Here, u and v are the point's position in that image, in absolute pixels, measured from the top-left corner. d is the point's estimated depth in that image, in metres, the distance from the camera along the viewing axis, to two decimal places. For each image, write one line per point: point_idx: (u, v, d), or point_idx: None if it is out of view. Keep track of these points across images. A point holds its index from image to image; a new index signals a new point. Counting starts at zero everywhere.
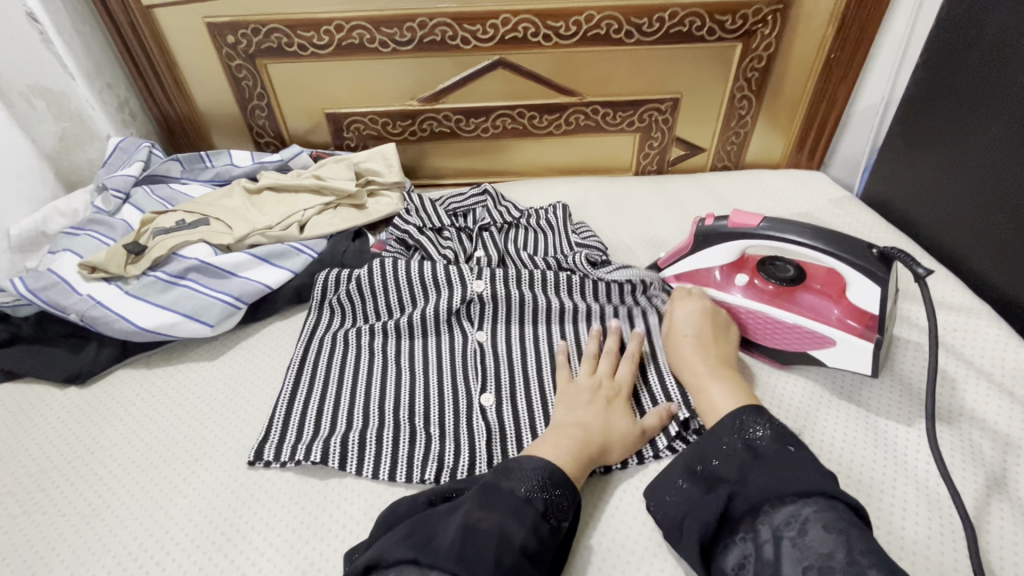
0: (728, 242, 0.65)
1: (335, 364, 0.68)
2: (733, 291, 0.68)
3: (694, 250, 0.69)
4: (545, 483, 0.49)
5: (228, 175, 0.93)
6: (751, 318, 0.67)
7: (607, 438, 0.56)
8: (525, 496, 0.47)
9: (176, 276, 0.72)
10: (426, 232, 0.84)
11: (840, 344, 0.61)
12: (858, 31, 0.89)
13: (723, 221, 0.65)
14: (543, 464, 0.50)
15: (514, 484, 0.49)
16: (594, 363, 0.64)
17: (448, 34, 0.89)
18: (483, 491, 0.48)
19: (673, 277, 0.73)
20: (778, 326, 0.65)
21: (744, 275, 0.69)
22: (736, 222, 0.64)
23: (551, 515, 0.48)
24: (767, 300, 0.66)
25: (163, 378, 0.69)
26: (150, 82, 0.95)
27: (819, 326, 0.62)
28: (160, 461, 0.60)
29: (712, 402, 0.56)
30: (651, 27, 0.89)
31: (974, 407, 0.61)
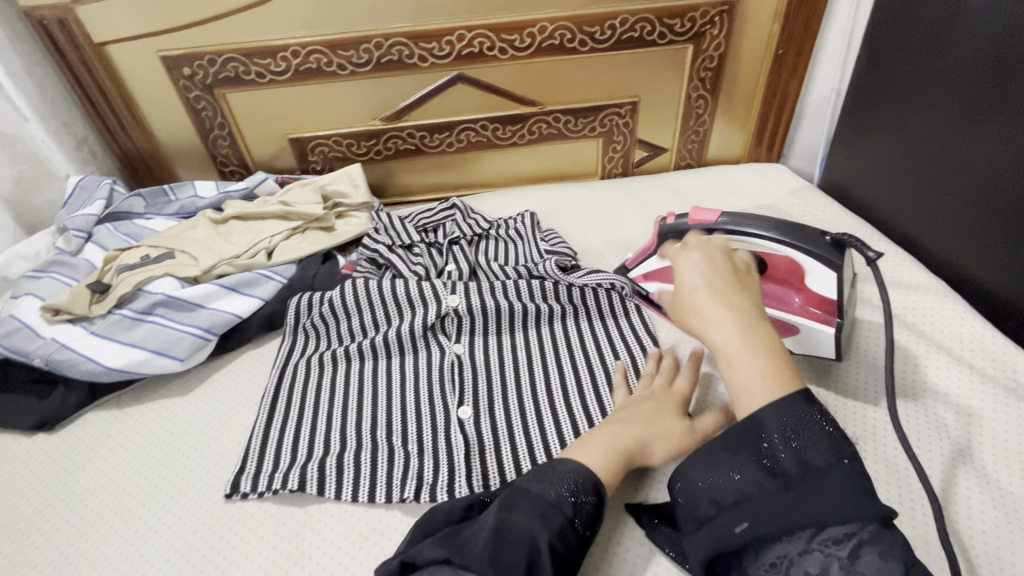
0: (688, 240, 0.67)
1: (311, 388, 0.67)
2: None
3: (658, 249, 0.70)
4: (580, 490, 0.49)
5: (193, 207, 0.92)
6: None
7: (646, 436, 0.56)
8: (555, 500, 0.48)
9: (142, 312, 0.71)
10: (396, 250, 0.85)
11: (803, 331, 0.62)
12: (802, 27, 0.92)
13: (683, 219, 0.67)
14: (577, 468, 0.50)
15: (545, 488, 0.49)
16: (652, 377, 0.63)
17: (405, 53, 0.90)
18: (515, 495, 0.49)
19: (641, 276, 0.74)
20: None
21: None
22: (696, 219, 0.65)
23: (579, 521, 0.48)
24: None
25: (135, 417, 0.68)
26: (107, 118, 0.94)
27: (786, 314, 0.63)
28: (134, 502, 0.59)
29: (744, 384, 0.48)
30: (603, 35, 0.91)
31: (937, 380, 0.62)
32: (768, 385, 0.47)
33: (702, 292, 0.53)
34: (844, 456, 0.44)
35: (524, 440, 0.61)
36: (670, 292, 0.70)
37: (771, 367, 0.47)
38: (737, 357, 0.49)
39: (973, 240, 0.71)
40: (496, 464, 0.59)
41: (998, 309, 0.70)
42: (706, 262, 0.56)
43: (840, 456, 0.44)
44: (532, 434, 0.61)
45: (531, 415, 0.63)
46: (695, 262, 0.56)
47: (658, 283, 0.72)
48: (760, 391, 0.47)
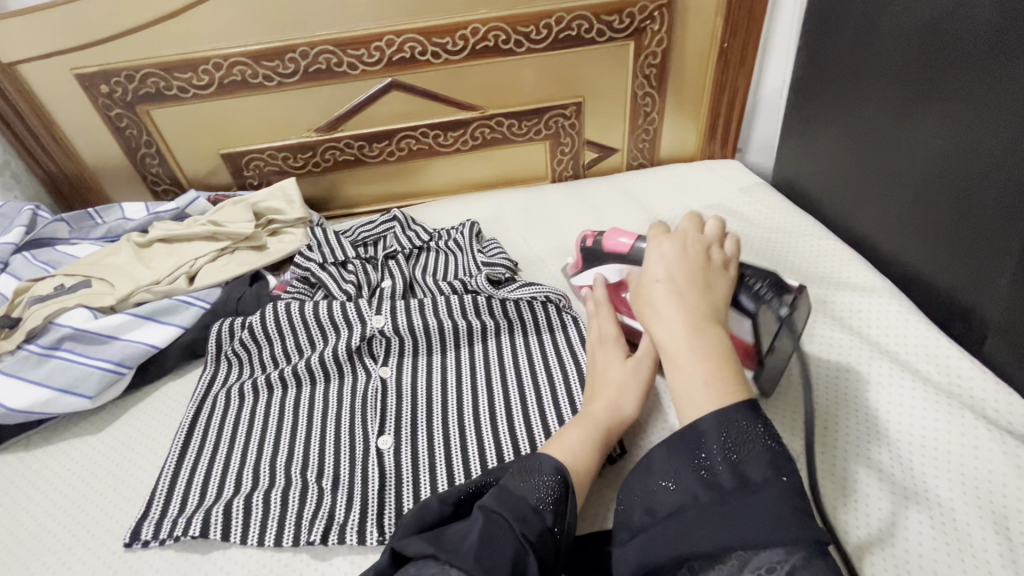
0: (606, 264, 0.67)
1: (227, 421, 0.64)
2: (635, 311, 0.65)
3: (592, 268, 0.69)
4: (558, 492, 0.46)
5: (120, 229, 0.88)
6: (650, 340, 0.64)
7: (615, 399, 0.55)
8: (536, 504, 0.45)
9: (50, 347, 0.67)
10: (328, 267, 0.81)
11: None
12: (746, 19, 0.89)
13: (601, 243, 0.67)
14: (557, 468, 0.48)
15: (527, 489, 0.46)
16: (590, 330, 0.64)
17: (333, 62, 0.86)
18: (497, 493, 0.45)
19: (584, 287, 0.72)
20: None
21: None
22: (609, 245, 0.65)
23: (557, 530, 0.45)
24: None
25: (41, 459, 0.64)
26: (26, 141, 0.90)
27: None
28: (28, 553, 0.55)
29: (686, 388, 0.45)
30: (540, 34, 0.87)
31: (889, 395, 0.59)
32: (711, 393, 0.44)
33: (661, 284, 0.50)
34: (782, 473, 0.40)
35: (443, 468, 0.57)
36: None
37: (717, 376, 0.44)
38: (685, 356, 0.46)
39: (917, 237, 0.68)
40: (412, 497, 0.55)
41: (945, 308, 0.67)
42: (676, 257, 0.53)
43: (778, 473, 0.40)
44: (453, 461, 0.58)
45: (454, 441, 0.59)
46: (665, 255, 0.53)
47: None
48: (703, 397, 0.44)
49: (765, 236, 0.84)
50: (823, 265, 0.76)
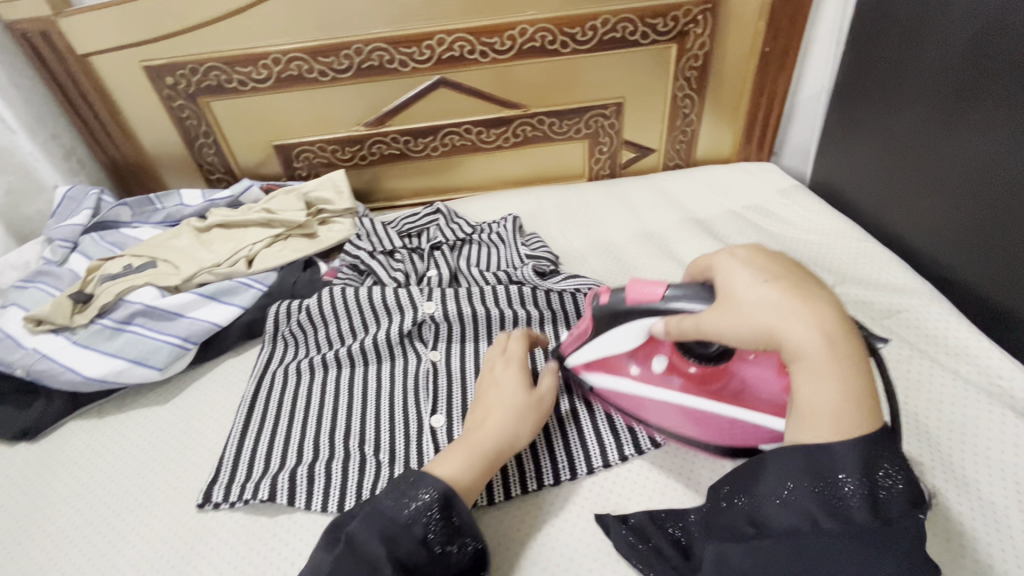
0: (632, 321, 0.54)
1: (287, 396, 0.68)
2: (651, 378, 0.58)
3: (598, 331, 0.58)
4: (433, 505, 0.48)
5: (178, 214, 0.93)
6: (680, 412, 0.57)
7: (516, 425, 0.55)
8: (405, 520, 0.46)
9: (122, 322, 0.72)
10: (377, 256, 0.85)
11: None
12: (788, 24, 0.91)
13: (622, 296, 0.54)
14: (432, 484, 0.49)
15: (397, 505, 0.48)
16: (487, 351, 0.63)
17: (385, 59, 0.90)
18: (366, 513, 0.47)
19: (581, 365, 0.61)
20: (719, 419, 0.55)
21: (662, 357, 0.58)
22: (635, 296, 0.53)
23: (432, 542, 0.46)
24: (693, 389, 0.57)
25: (115, 425, 0.68)
26: (94, 130, 0.95)
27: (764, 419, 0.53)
28: (108, 510, 0.59)
29: (819, 407, 0.41)
30: (585, 36, 0.90)
31: (960, 413, 0.58)
32: (859, 410, 0.40)
33: (768, 286, 0.43)
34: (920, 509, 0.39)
35: None
36: (617, 386, 0.60)
37: (860, 390, 0.41)
38: (825, 371, 0.40)
39: (958, 242, 0.70)
40: None
41: (984, 310, 0.68)
42: (759, 254, 0.47)
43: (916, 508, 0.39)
44: None
45: None
46: (748, 253, 0.47)
47: (601, 375, 0.60)
48: (854, 417, 0.40)
49: (800, 238, 0.85)
50: (857, 265, 0.78)
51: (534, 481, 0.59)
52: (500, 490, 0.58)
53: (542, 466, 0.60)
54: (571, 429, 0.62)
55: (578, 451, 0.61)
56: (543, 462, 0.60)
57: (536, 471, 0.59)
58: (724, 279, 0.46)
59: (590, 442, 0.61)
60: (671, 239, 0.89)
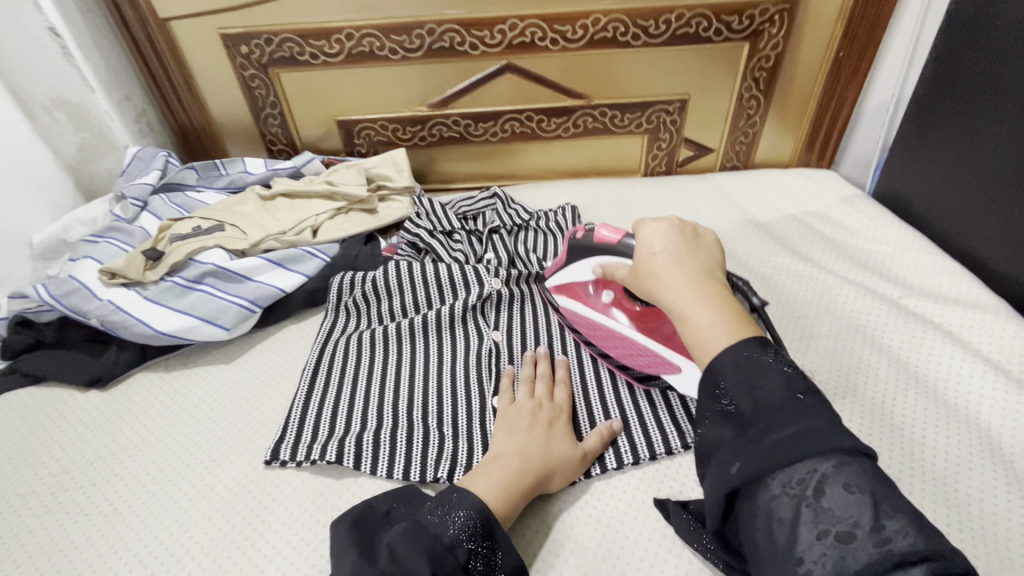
0: (591, 256, 0.64)
1: (349, 364, 0.69)
2: (601, 307, 0.66)
3: (568, 261, 0.67)
4: (475, 530, 0.47)
5: (242, 182, 0.95)
6: (614, 337, 0.65)
7: (550, 467, 0.54)
8: (450, 542, 0.46)
9: (193, 281, 0.74)
10: (436, 235, 0.86)
11: (685, 372, 0.59)
12: (866, 29, 0.89)
13: (590, 235, 0.64)
14: (477, 507, 0.48)
15: (442, 525, 0.47)
16: (531, 386, 0.63)
17: (456, 41, 0.90)
18: (410, 528, 0.47)
19: (554, 288, 0.71)
20: (630, 345, 0.64)
21: (610, 292, 0.65)
22: (597, 238, 0.62)
23: (471, 566, 0.46)
24: (629, 323, 0.64)
25: (182, 381, 0.70)
26: (166, 93, 0.97)
27: (664, 353, 0.61)
28: (178, 461, 0.61)
29: (697, 336, 0.48)
30: (658, 29, 0.89)
31: None
32: (721, 334, 0.46)
33: (659, 256, 0.53)
34: (798, 392, 0.41)
35: None
36: (575, 308, 0.69)
37: (724, 321, 0.47)
38: (691, 311, 0.48)
39: None
40: None
41: None
42: (667, 226, 0.56)
43: (793, 392, 0.41)
44: None
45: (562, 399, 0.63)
46: (657, 227, 0.56)
47: (564, 297, 0.70)
48: (712, 340, 0.46)
49: (864, 246, 0.84)
50: (925, 278, 0.77)
51: (596, 466, 0.58)
52: None
53: (605, 451, 0.59)
54: (632, 415, 0.62)
55: (640, 438, 0.60)
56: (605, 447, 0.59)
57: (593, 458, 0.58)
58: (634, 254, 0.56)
59: (652, 429, 0.60)
60: (730, 239, 0.89)
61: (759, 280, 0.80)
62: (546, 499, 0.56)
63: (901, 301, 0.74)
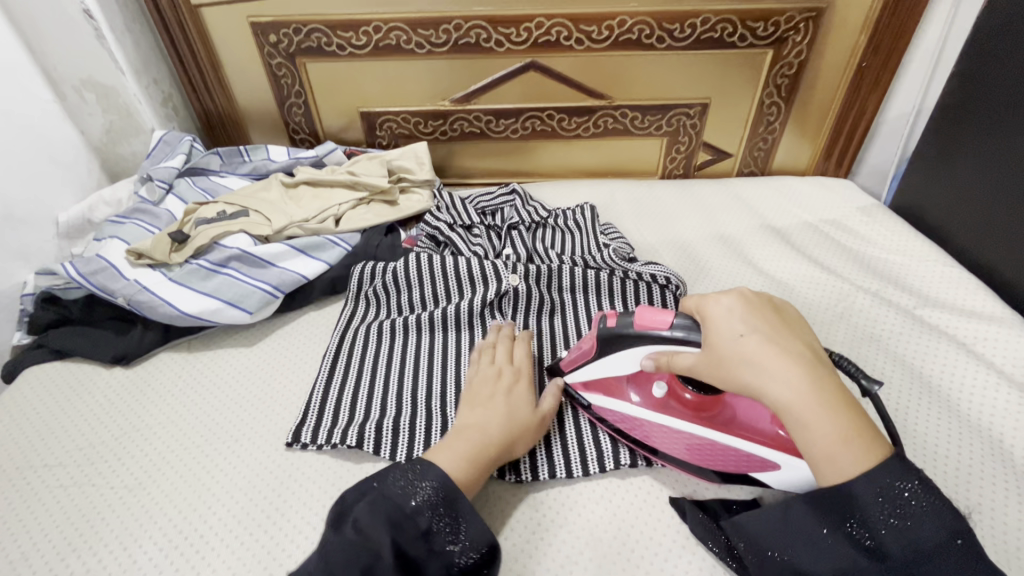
0: (638, 346, 0.56)
1: (369, 352, 0.70)
2: (650, 403, 0.59)
3: (597, 356, 0.59)
4: (437, 499, 0.49)
5: (265, 169, 0.96)
6: (675, 437, 0.57)
7: (513, 434, 0.56)
8: (411, 511, 0.47)
9: (218, 265, 0.75)
10: (456, 229, 0.87)
11: (783, 468, 0.52)
12: (890, 40, 0.89)
13: (628, 321, 0.56)
14: (439, 477, 0.50)
15: (405, 496, 0.48)
16: (491, 355, 0.65)
17: (482, 37, 0.91)
18: (373, 498, 0.48)
19: (580, 385, 0.63)
20: (708, 446, 0.56)
21: (661, 385, 0.58)
22: (643, 323, 0.54)
23: (434, 536, 0.47)
24: (688, 417, 0.57)
25: (205, 362, 0.71)
26: (193, 78, 0.98)
27: (755, 448, 0.54)
28: (201, 439, 0.62)
29: (825, 452, 0.44)
30: (683, 33, 0.90)
31: None
32: (853, 449, 0.43)
33: (753, 344, 0.48)
34: (956, 536, 0.41)
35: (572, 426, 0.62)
36: (613, 407, 0.60)
37: (850, 429, 0.44)
38: (810, 420, 0.44)
39: None
40: (546, 449, 0.60)
41: None
42: (740, 305, 0.51)
43: (951, 536, 0.41)
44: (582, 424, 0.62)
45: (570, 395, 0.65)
46: (728, 307, 0.51)
47: (601, 398, 0.61)
48: (845, 458, 0.43)
49: (880, 255, 0.85)
50: (939, 289, 0.77)
51: (611, 461, 0.59)
52: (578, 466, 0.59)
53: (619, 447, 0.60)
54: None
55: None
56: (620, 444, 0.60)
57: (607, 454, 0.60)
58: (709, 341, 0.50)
59: None
60: (747, 244, 0.89)
61: (774, 286, 0.81)
62: (562, 490, 0.58)
63: (915, 311, 0.75)
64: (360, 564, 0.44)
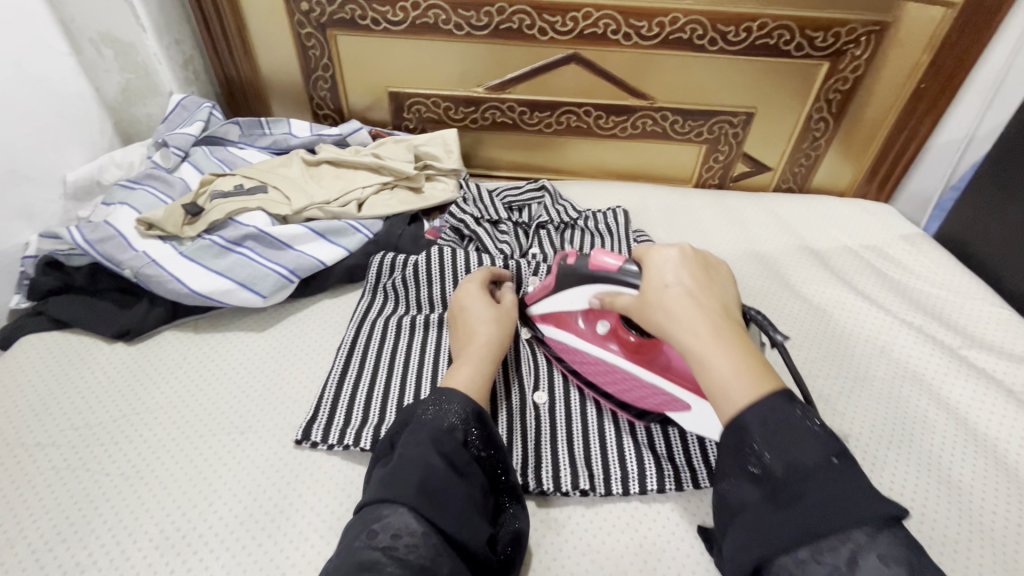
0: (585, 285, 0.59)
1: (385, 348, 0.67)
2: (594, 337, 0.62)
3: (555, 289, 0.62)
4: (468, 416, 0.48)
5: (286, 143, 0.92)
6: (608, 371, 0.61)
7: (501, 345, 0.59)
8: (448, 428, 0.47)
9: (232, 242, 0.71)
10: (482, 224, 0.83)
11: (693, 411, 0.55)
12: (954, 63, 0.85)
13: (584, 261, 0.58)
14: (463, 399, 0.49)
15: (437, 416, 0.47)
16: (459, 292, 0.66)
17: (526, 23, 0.86)
18: (409, 429, 0.47)
19: (537, 315, 0.67)
20: (631, 382, 0.59)
21: (607, 322, 0.61)
22: (594, 264, 0.57)
23: (472, 446, 0.47)
24: (625, 354, 0.60)
25: (210, 345, 0.68)
26: (217, 42, 0.93)
27: (674, 387, 0.56)
28: (204, 428, 0.59)
29: (715, 384, 0.43)
30: (737, 37, 0.85)
31: None
32: (744, 386, 0.42)
33: (676, 287, 0.47)
34: (832, 454, 0.38)
35: (598, 443, 0.59)
36: (561, 338, 0.64)
37: (744, 367, 0.43)
38: (710, 358, 0.43)
39: None
40: (568, 463, 0.57)
41: None
42: (677, 256, 0.50)
43: (827, 454, 0.38)
44: (607, 442, 0.59)
45: (607, 433, 0.60)
46: (667, 255, 0.50)
47: (551, 326, 0.65)
48: (734, 390, 0.42)
49: (922, 288, 0.81)
50: (986, 330, 0.74)
51: (638, 486, 0.55)
52: (602, 486, 0.55)
53: (646, 471, 0.56)
54: (676, 441, 0.59)
55: (684, 463, 0.57)
56: (649, 469, 0.56)
57: (635, 477, 0.56)
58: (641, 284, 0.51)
59: (696, 458, 0.57)
60: (783, 264, 0.85)
61: (813, 311, 0.77)
62: (584, 514, 0.54)
63: (960, 351, 0.72)
64: (417, 477, 0.43)
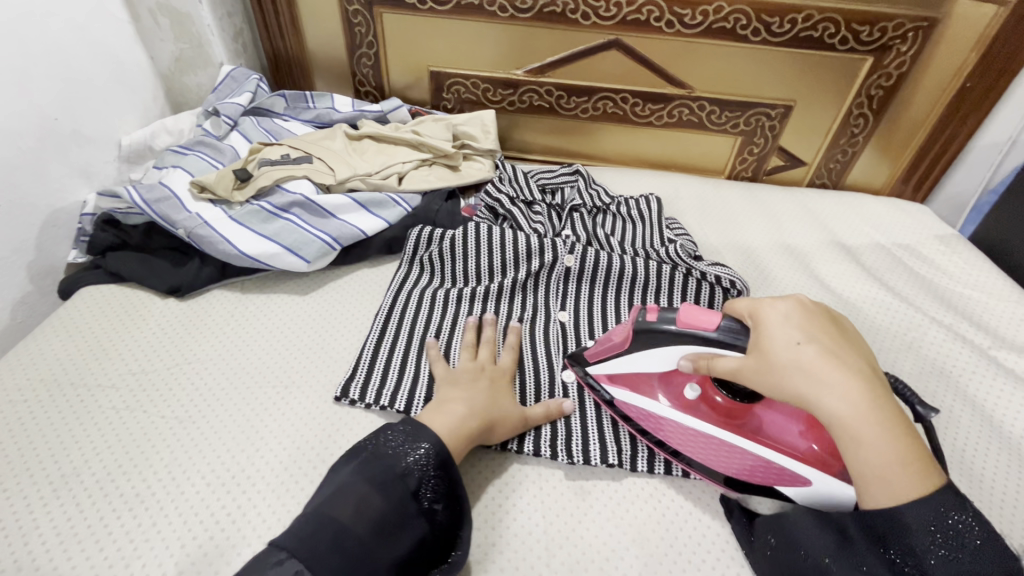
0: (672, 344, 0.54)
1: (421, 317, 0.69)
2: (680, 403, 0.57)
3: (630, 349, 0.58)
4: (428, 461, 0.49)
5: (328, 117, 0.94)
6: (704, 441, 0.56)
7: (492, 418, 0.55)
8: (403, 470, 0.48)
9: (280, 208, 0.74)
10: (517, 203, 0.84)
11: (815, 485, 0.51)
12: (1002, 62, 0.84)
13: (671, 317, 0.54)
14: (432, 440, 0.50)
15: (397, 456, 0.49)
16: (474, 351, 0.64)
17: (569, 7, 0.87)
18: (363, 459, 0.49)
19: (604, 376, 0.61)
20: (734, 453, 0.55)
21: (696, 389, 0.57)
22: (685, 321, 0.52)
23: (423, 497, 0.48)
24: (719, 422, 0.56)
25: (256, 304, 0.71)
26: (267, 16, 0.96)
27: (788, 460, 0.52)
28: (248, 381, 0.62)
29: (867, 466, 0.43)
30: (781, 28, 0.85)
31: None
32: (910, 471, 0.42)
33: (806, 348, 0.46)
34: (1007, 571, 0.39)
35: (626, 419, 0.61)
36: (638, 403, 0.58)
37: (912, 456, 0.42)
38: (865, 435, 0.43)
39: None
40: (596, 435, 0.59)
41: None
42: (796, 316, 0.49)
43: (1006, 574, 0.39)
44: None
45: None
46: (783, 313, 0.49)
47: (626, 390, 0.59)
48: (899, 478, 0.42)
49: (955, 288, 0.81)
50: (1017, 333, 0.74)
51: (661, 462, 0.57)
52: (627, 459, 0.57)
53: None
54: None
55: None
56: None
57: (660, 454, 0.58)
58: (758, 344, 0.48)
59: None
60: (815, 258, 0.86)
61: (841, 304, 0.78)
62: (609, 482, 0.57)
63: (989, 350, 0.72)
64: (331, 533, 0.44)
